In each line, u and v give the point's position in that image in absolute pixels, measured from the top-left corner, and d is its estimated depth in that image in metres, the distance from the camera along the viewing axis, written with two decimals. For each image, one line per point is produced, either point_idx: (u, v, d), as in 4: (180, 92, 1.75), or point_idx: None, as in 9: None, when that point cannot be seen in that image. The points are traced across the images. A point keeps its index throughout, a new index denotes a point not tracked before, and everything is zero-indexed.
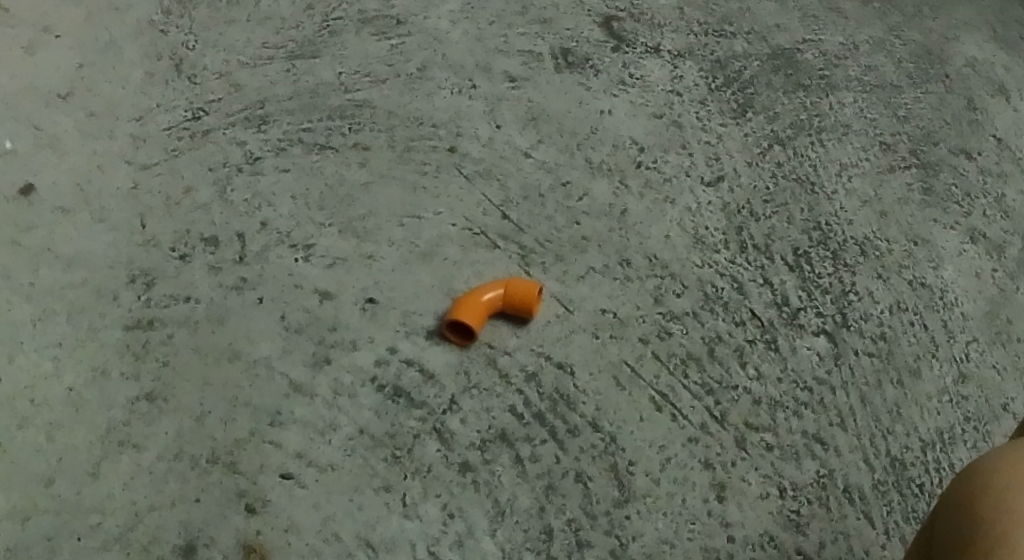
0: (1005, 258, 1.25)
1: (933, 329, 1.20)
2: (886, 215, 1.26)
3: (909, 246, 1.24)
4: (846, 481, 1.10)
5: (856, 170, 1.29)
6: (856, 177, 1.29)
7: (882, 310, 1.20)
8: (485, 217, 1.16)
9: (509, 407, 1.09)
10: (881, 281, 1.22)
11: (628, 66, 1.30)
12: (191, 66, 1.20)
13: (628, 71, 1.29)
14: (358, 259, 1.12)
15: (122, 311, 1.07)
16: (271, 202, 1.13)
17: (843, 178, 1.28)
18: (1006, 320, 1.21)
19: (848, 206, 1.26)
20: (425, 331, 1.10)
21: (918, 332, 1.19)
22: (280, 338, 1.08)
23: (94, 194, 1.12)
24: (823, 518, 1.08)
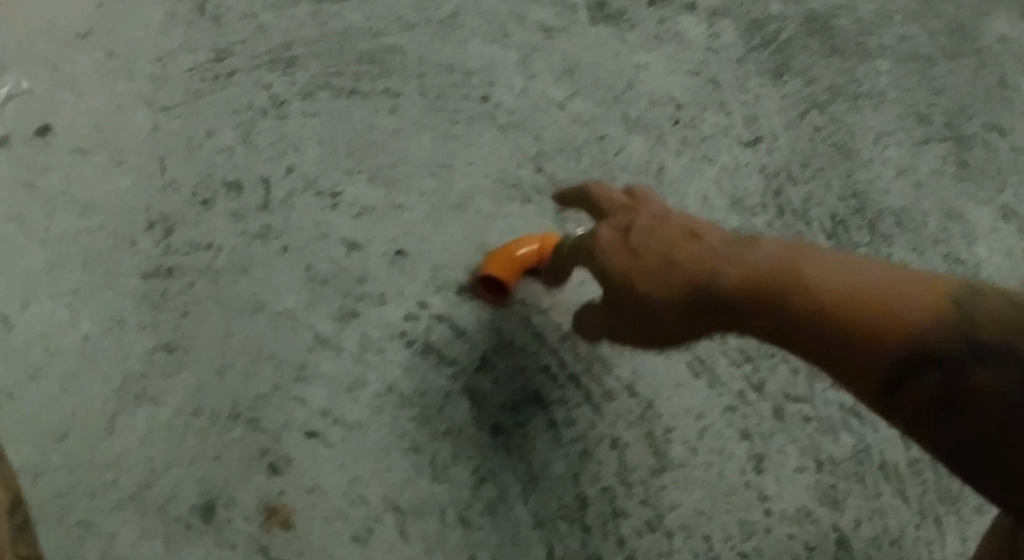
0: None
1: None
2: (922, 186, 1.24)
3: (945, 220, 1.23)
4: (882, 458, 1.09)
5: (892, 139, 1.26)
6: (892, 146, 1.26)
7: None
8: (519, 170, 1.11)
9: (543, 367, 1.06)
10: (916, 255, 1.21)
11: (664, 22, 1.23)
12: (215, 5, 1.12)
13: (664, 28, 1.23)
14: (388, 209, 1.07)
15: (141, 257, 1.03)
16: (297, 147, 1.08)
17: (880, 146, 1.25)
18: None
19: (885, 175, 1.24)
20: (456, 287, 1.06)
21: None
22: (306, 288, 1.03)
23: (113, 136, 1.07)
24: (859, 495, 1.08)
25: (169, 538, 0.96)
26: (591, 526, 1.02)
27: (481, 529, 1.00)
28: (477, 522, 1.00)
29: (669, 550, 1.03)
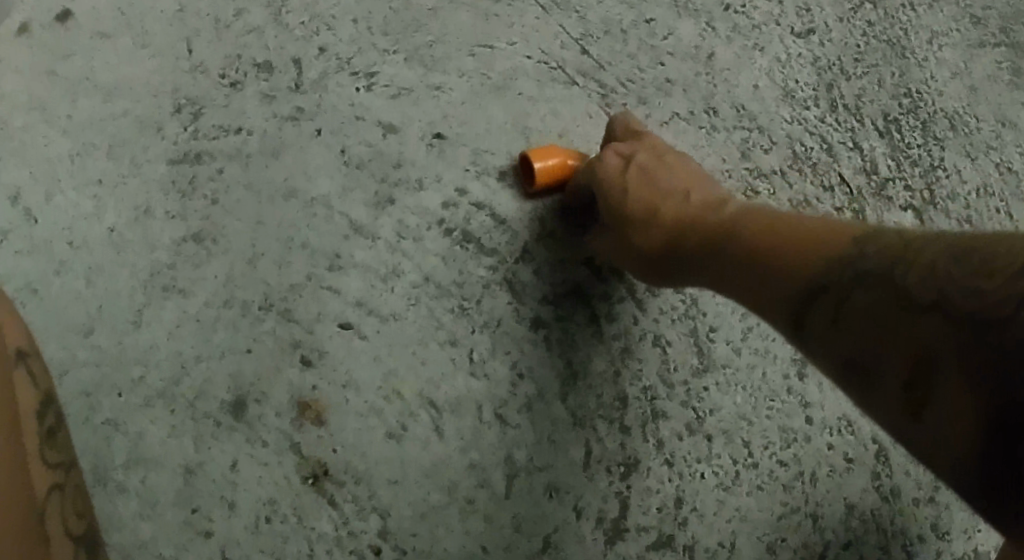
0: None
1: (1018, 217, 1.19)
2: (976, 91, 1.21)
3: (998, 127, 1.21)
4: None
5: (947, 39, 1.22)
6: (947, 47, 1.22)
7: (969, 192, 1.18)
8: (564, 52, 1.06)
9: (586, 259, 1.01)
10: (970, 160, 1.19)
11: None
12: None
13: None
14: (425, 90, 1.02)
15: (168, 142, 0.98)
16: (331, 26, 1.02)
17: (934, 46, 1.21)
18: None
19: (939, 76, 1.21)
20: (498, 173, 1.01)
21: (1002, 219, 1.19)
22: (340, 174, 0.99)
23: (138, 17, 1.00)
24: None
25: (199, 434, 0.93)
26: (631, 427, 1.00)
27: (518, 428, 0.97)
28: (514, 421, 0.97)
29: (708, 454, 1.02)
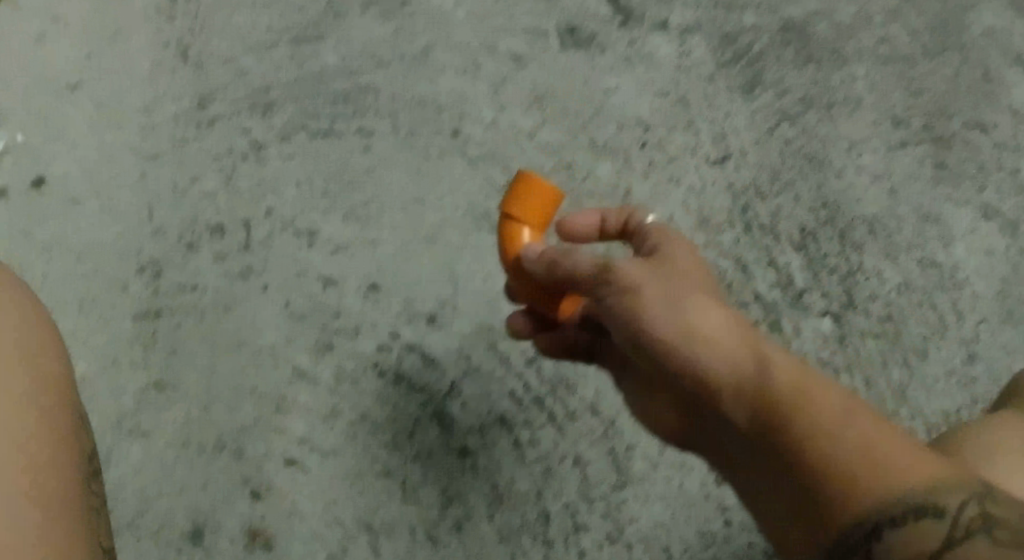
0: (1019, 237, 1.29)
1: (942, 309, 1.25)
2: (896, 193, 1.28)
3: (919, 224, 1.28)
4: None
5: (867, 147, 1.29)
6: (868, 154, 1.29)
7: (889, 291, 1.25)
8: (488, 202, 1.15)
9: (509, 391, 1.12)
10: (890, 262, 1.26)
11: (635, 42, 1.25)
12: (197, 52, 1.18)
13: (635, 47, 1.25)
14: (361, 244, 1.12)
15: (132, 300, 1.11)
16: (276, 189, 1.14)
17: (854, 154, 1.29)
18: (1018, 298, 1.26)
19: (858, 183, 1.28)
20: (426, 317, 1.11)
21: (925, 311, 1.25)
22: (284, 325, 1.11)
23: (103, 183, 1.14)
24: None
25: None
26: (555, 541, 1.08)
27: (448, 547, 1.07)
28: (445, 541, 1.07)
29: None
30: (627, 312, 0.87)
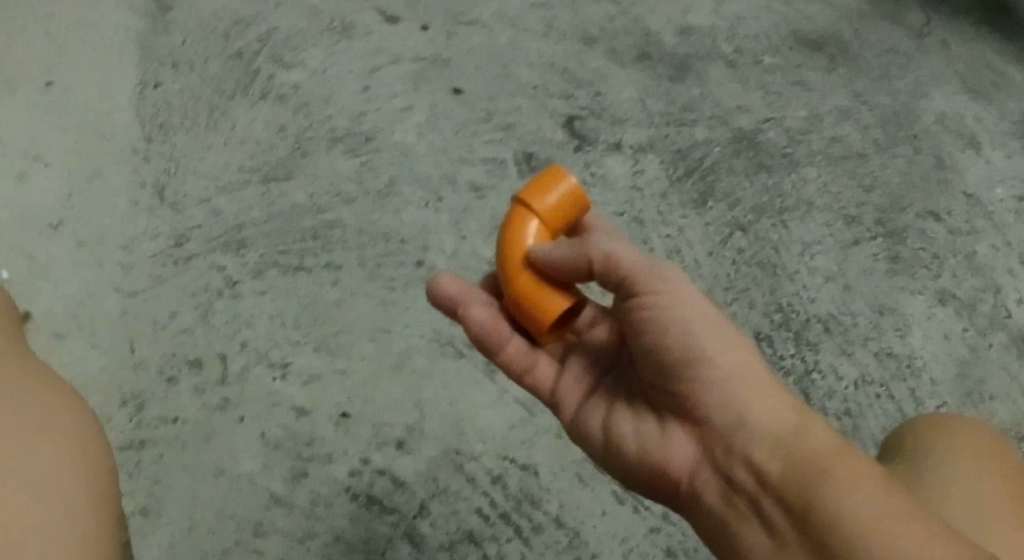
0: (974, 318, 1.43)
1: (900, 399, 1.36)
2: (851, 288, 1.42)
3: (876, 316, 1.41)
4: None
5: (819, 248, 1.44)
6: (820, 255, 1.43)
7: (846, 386, 1.36)
8: (452, 328, 1.26)
9: (476, 508, 1.18)
10: (846, 358, 1.38)
11: (590, 165, 1.41)
12: (174, 192, 1.31)
13: (589, 171, 1.40)
14: (331, 374, 1.22)
15: (116, 432, 1.19)
16: (250, 322, 1.24)
17: (806, 257, 1.43)
18: (977, 379, 1.39)
19: (812, 284, 1.41)
20: (395, 442, 1.20)
21: (884, 403, 1.36)
22: (261, 453, 1.18)
23: (87, 318, 1.24)
24: None
25: None
26: None
27: None
28: None
29: None
30: (674, 322, 0.95)
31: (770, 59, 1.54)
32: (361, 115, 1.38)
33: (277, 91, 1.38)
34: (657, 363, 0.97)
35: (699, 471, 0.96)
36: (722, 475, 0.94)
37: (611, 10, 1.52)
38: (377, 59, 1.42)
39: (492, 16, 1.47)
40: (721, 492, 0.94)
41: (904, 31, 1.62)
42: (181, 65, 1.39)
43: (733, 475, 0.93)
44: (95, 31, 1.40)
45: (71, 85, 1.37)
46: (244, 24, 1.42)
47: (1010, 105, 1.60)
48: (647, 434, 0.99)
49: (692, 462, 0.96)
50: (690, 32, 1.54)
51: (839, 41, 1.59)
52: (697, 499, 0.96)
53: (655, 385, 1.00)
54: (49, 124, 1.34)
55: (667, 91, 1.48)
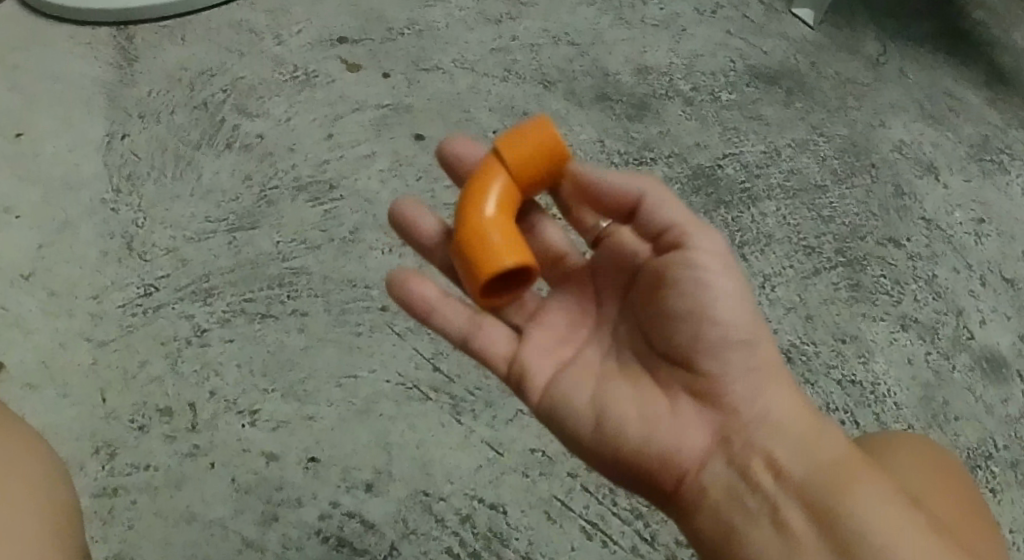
0: (937, 340, 1.46)
1: (866, 423, 1.38)
2: (812, 317, 1.46)
3: (838, 344, 1.44)
4: None
5: (779, 279, 1.48)
6: (780, 286, 1.48)
7: None
8: (417, 371, 1.33)
9: (446, 547, 1.22)
10: (809, 386, 1.40)
11: None
12: (142, 243, 1.40)
13: None
14: (300, 420, 1.28)
15: (89, 479, 1.24)
16: (218, 370, 1.31)
17: (766, 288, 1.47)
18: (942, 402, 1.41)
19: (773, 314, 1.45)
20: (364, 485, 1.25)
21: (850, 429, 1.38)
22: (232, 499, 1.24)
23: (58, 369, 1.31)
24: None
25: None
26: None
27: None
28: None
29: None
30: (723, 308, 1.00)
31: (727, 95, 1.65)
32: (323, 164, 1.49)
33: (241, 141, 1.50)
34: (691, 348, 1.01)
35: (709, 462, 1.01)
36: (736, 466, 1.00)
37: (570, 53, 1.65)
38: (339, 109, 1.54)
39: (450, 63, 1.61)
40: (730, 483, 1.00)
41: (859, 60, 1.73)
42: (147, 116, 1.52)
43: (748, 467, 0.99)
44: (65, 85, 1.55)
45: (41, 138, 1.49)
46: (208, 74, 1.57)
47: (967, 129, 1.67)
48: (655, 422, 1.02)
49: (702, 452, 1.01)
50: (647, 71, 1.65)
51: (794, 74, 1.69)
52: (701, 490, 1.01)
53: (668, 371, 1.03)
54: (19, 177, 1.46)
55: (626, 131, 1.58)
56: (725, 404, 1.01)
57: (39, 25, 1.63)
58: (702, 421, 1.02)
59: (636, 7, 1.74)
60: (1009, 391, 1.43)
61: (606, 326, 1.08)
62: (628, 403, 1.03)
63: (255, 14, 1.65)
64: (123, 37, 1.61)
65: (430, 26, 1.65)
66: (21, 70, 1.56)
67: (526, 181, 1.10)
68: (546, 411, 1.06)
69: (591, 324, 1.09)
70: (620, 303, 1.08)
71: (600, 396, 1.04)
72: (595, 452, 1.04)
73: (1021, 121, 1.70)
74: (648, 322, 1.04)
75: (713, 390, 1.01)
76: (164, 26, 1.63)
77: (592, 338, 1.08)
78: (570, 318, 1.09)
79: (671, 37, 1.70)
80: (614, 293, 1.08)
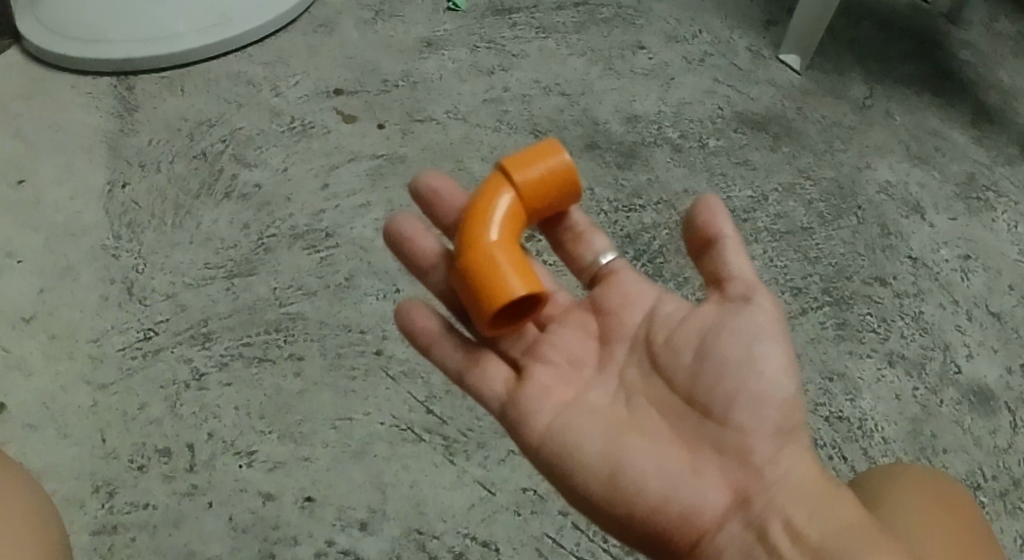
0: (924, 376, 1.48)
1: (854, 458, 1.41)
2: (800, 356, 1.48)
3: (825, 382, 1.47)
4: None
5: None
6: None
7: None
8: (411, 413, 1.35)
9: None
10: None
11: (540, 253, 1.54)
12: (141, 288, 1.43)
13: (542, 259, 1.53)
14: (296, 461, 1.31)
15: (88, 517, 1.27)
16: (216, 413, 1.34)
17: None
18: (929, 436, 1.43)
19: None
20: (359, 523, 1.28)
21: (838, 464, 1.40)
22: (229, 537, 1.26)
23: (58, 410, 1.34)
24: None
25: None
26: None
27: None
28: None
29: None
30: (765, 362, 1.04)
31: (715, 142, 1.69)
32: (320, 213, 1.52)
33: (239, 190, 1.54)
34: (724, 401, 1.04)
35: (726, 522, 1.02)
36: (753, 527, 1.01)
37: (561, 103, 1.70)
38: (336, 159, 1.58)
39: (444, 113, 1.66)
40: (745, 544, 1.01)
41: (845, 104, 1.77)
42: (148, 164, 1.56)
43: (765, 528, 1.01)
44: (67, 133, 1.59)
45: (44, 185, 1.53)
46: (207, 125, 1.61)
47: (952, 168, 1.71)
48: (674, 476, 1.03)
49: (719, 511, 1.02)
50: (636, 119, 1.69)
51: (781, 120, 1.73)
52: (715, 550, 1.02)
53: (693, 425, 1.05)
54: (21, 224, 1.49)
55: (616, 178, 1.62)
56: (748, 462, 1.03)
57: (42, 75, 1.67)
58: (720, 478, 1.03)
59: (626, 56, 1.78)
60: (996, 423, 1.45)
61: (616, 372, 1.10)
62: (646, 454, 1.04)
63: (254, 66, 1.70)
64: (124, 87, 1.66)
65: (424, 78, 1.70)
66: (23, 119, 1.61)
67: (531, 203, 1.15)
68: (555, 459, 1.06)
69: (602, 369, 1.10)
70: (633, 350, 1.10)
71: (615, 445, 1.04)
72: (606, 503, 1.04)
73: (1006, 158, 1.74)
74: (677, 372, 1.07)
75: (739, 446, 1.03)
76: (164, 77, 1.68)
77: (603, 385, 1.09)
78: (574, 357, 1.11)
79: (660, 86, 1.75)
80: (627, 339, 1.11)
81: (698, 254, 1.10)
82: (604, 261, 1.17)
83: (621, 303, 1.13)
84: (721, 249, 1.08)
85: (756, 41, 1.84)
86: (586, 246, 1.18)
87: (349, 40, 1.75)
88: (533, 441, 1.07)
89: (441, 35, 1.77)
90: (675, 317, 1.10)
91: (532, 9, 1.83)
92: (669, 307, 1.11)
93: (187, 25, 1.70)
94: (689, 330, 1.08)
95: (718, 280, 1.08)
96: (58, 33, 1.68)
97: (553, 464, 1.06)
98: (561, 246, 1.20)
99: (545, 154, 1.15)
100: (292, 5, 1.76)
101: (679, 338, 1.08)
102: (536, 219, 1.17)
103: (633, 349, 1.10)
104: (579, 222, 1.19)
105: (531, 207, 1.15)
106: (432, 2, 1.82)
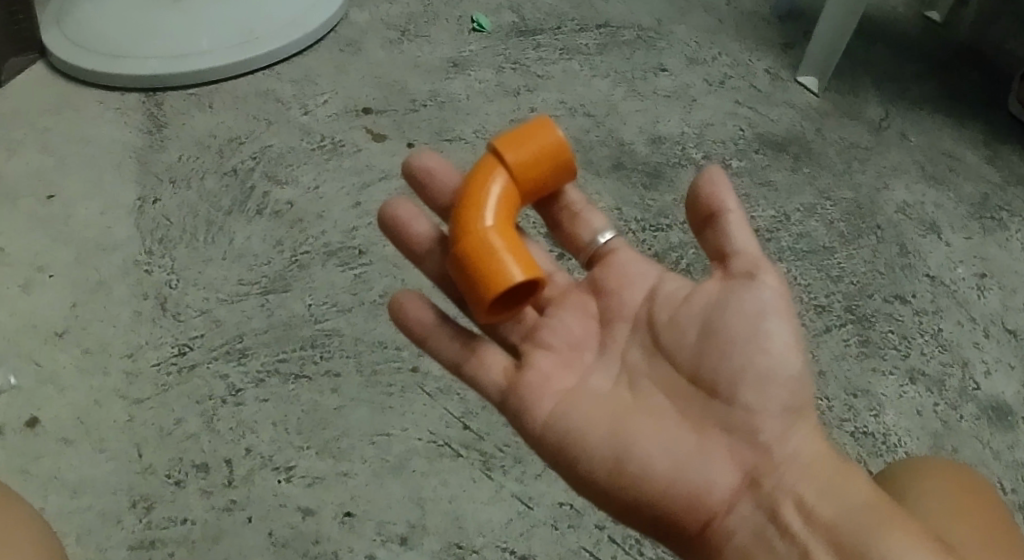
0: (945, 391, 1.51)
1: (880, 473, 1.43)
2: (825, 373, 1.50)
3: (849, 398, 1.48)
4: None
5: None
6: None
7: None
8: (448, 429, 1.37)
9: None
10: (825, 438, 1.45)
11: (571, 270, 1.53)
12: (175, 304, 1.45)
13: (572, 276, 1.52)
14: (335, 476, 1.33)
15: (126, 532, 1.28)
16: (254, 429, 1.35)
17: None
18: (950, 449, 1.45)
19: None
20: (398, 538, 1.29)
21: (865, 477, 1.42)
22: (269, 551, 1.28)
23: (93, 425, 1.35)
24: None
25: None
26: None
27: None
28: None
29: None
30: (772, 339, 1.05)
31: (738, 162, 1.71)
32: (352, 230, 1.54)
33: (271, 208, 1.56)
34: (729, 383, 1.05)
35: (736, 503, 1.04)
36: (763, 506, 1.03)
37: (586, 124, 1.72)
38: (366, 178, 1.60)
39: (472, 133, 1.68)
40: (756, 524, 1.04)
41: (862, 125, 1.80)
42: (178, 181, 1.58)
43: (776, 507, 1.03)
44: (97, 149, 1.61)
45: (74, 201, 1.54)
46: (237, 143, 1.63)
47: (967, 188, 1.74)
48: (681, 460, 1.05)
49: (729, 493, 1.04)
50: (660, 141, 1.72)
51: (801, 141, 1.76)
52: (727, 532, 1.04)
53: (699, 407, 1.06)
54: (51, 239, 1.50)
55: (641, 199, 1.64)
56: (755, 442, 1.05)
57: (70, 90, 1.69)
58: (729, 459, 1.05)
59: (648, 78, 1.81)
60: (1015, 437, 1.48)
61: (617, 353, 1.11)
62: (651, 439, 1.05)
63: (283, 84, 1.72)
64: (153, 104, 1.68)
65: (451, 98, 1.72)
66: (52, 134, 1.62)
67: (524, 182, 1.16)
68: (560, 447, 1.07)
69: (602, 352, 1.12)
70: (634, 330, 1.11)
71: (622, 432, 1.06)
72: (614, 490, 1.06)
73: (1019, 177, 1.77)
74: (679, 353, 1.08)
75: (747, 428, 1.05)
76: (192, 94, 1.70)
77: (605, 368, 1.11)
78: (575, 341, 1.12)
79: (682, 108, 1.77)
80: (627, 320, 1.12)
81: (700, 227, 1.10)
82: (602, 240, 1.17)
83: (620, 283, 1.14)
84: (724, 223, 1.08)
85: (775, 63, 1.87)
86: (582, 225, 1.19)
87: (375, 59, 1.77)
88: (538, 429, 1.08)
89: (466, 55, 1.79)
90: (676, 296, 1.10)
91: (556, 30, 1.86)
92: (670, 286, 1.12)
93: (213, 42, 1.72)
94: (692, 311, 1.08)
95: (721, 256, 1.08)
96: (86, 48, 1.70)
97: (558, 452, 1.07)
98: (558, 225, 1.21)
99: (538, 132, 1.16)
100: (321, 22, 1.78)
101: (682, 317, 1.09)
102: (531, 200, 1.18)
103: (635, 330, 1.11)
104: (574, 200, 1.20)
105: (524, 186, 1.16)
106: (457, 22, 1.85)
